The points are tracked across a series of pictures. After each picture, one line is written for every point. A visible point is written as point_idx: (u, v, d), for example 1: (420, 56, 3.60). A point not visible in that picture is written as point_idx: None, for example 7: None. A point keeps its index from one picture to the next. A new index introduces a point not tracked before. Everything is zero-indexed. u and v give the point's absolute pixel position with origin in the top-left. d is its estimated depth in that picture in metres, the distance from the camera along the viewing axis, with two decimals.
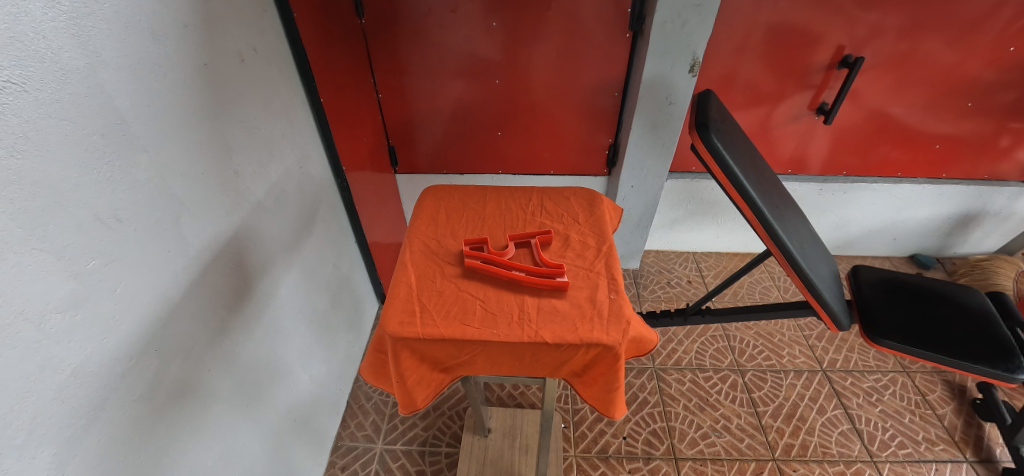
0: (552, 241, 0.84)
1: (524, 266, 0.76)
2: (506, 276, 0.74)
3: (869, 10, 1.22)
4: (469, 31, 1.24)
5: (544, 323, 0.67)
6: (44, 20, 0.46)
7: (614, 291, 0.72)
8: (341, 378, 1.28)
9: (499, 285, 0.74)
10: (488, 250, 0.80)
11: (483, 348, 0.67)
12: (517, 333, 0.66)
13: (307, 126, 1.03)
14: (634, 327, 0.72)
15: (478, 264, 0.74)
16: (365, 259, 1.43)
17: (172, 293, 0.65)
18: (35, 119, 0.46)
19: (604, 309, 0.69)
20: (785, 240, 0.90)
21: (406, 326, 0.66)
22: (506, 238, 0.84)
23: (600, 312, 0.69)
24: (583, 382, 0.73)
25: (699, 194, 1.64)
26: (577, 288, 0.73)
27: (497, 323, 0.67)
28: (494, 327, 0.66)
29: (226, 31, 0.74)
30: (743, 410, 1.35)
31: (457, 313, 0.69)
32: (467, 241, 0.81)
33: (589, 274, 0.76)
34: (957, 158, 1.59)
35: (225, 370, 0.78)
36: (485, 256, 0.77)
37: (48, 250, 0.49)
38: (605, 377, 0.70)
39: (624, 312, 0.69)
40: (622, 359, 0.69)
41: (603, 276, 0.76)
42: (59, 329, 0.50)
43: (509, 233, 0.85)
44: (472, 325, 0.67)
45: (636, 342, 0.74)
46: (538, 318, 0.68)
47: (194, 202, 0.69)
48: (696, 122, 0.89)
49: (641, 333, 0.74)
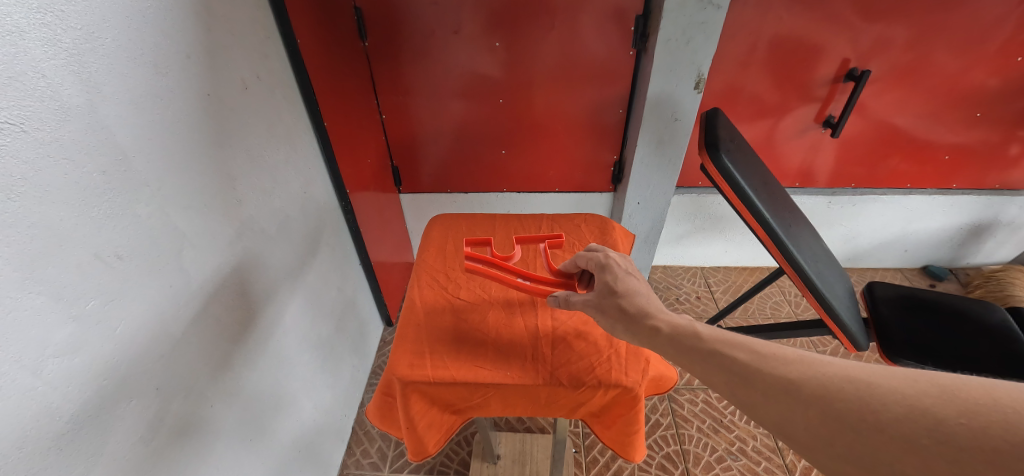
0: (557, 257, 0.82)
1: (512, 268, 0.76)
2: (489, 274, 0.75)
3: (873, 22, 1.21)
4: (472, 50, 1.24)
5: (561, 363, 0.68)
6: (44, 59, 0.46)
7: None
8: (346, 404, 1.26)
9: (511, 322, 0.75)
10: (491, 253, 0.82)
11: (497, 390, 0.67)
12: (533, 374, 0.66)
13: (310, 151, 1.02)
14: (653, 365, 0.72)
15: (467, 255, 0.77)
16: (370, 280, 1.41)
17: (173, 329, 0.64)
18: (33, 159, 0.45)
19: (622, 347, 0.70)
20: (799, 260, 0.88)
21: (416, 368, 0.67)
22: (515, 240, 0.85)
23: (618, 350, 0.69)
24: (601, 422, 0.72)
25: (706, 210, 1.62)
26: (593, 325, 0.74)
27: (512, 363, 0.68)
28: (508, 369, 0.67)
29: (228, 60, 0.73)
30: (760, 432, 1.31)
31: (469, 353, 0.69)
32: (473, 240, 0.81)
33: None
34: (967, 168, 1.57)
35: (227, 404, 0.76)
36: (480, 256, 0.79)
37: (46, 294, 0.47)
38: (624, 418, 0.69)
39: (644, 350, 0.69)
40: (641, 399, 0.69)
41: None
42: (57, 373, 0.48)
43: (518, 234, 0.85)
44: (485, 367, 0.67)
45: (656, 380, 0.74)
46: (554, 359, 0.68)
47: (197, 234, 0.67)
48: (706, 141, 0.88)
49: (661, 371, 0.75)
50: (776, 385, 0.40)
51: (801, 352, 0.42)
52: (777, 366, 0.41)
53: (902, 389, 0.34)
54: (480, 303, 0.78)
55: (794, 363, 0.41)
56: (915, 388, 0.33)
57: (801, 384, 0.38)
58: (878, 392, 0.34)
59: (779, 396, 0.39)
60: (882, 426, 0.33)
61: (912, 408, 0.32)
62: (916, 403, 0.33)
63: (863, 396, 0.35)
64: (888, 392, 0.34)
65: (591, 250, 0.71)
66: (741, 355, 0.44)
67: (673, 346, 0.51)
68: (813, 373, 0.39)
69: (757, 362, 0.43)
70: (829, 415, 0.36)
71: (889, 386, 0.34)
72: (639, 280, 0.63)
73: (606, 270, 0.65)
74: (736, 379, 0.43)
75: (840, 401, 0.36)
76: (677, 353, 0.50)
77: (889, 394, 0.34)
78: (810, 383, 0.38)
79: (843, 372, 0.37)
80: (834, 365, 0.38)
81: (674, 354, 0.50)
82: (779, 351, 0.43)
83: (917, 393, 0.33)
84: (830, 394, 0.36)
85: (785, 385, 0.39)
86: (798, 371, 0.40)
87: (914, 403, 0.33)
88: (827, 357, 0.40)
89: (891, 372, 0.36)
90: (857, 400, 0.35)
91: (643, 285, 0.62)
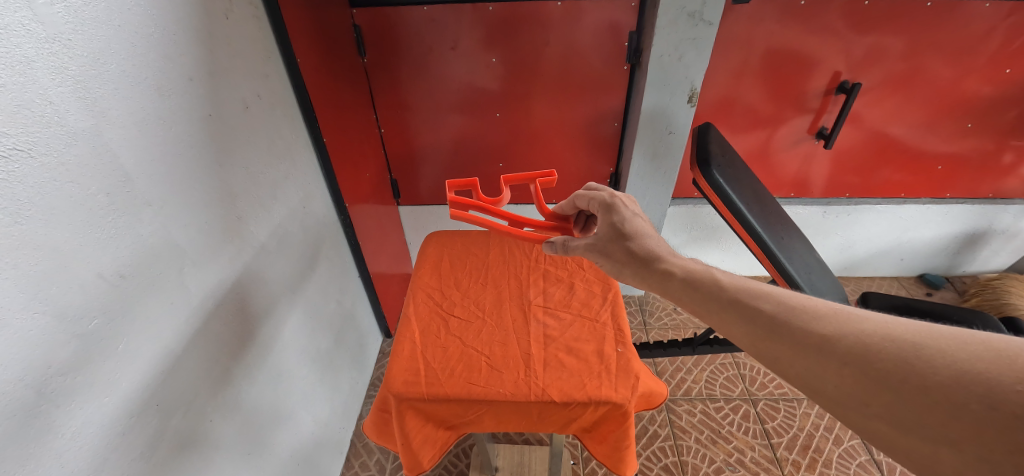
0: (537, 197, 0.88)
1: (493, 211, 0.85)
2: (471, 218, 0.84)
3: (863, 35, 1.23)
4: (470, 65, 1.26)
5: (552, 379, 0.71)
6: (52, 87, 0.47)
7: (621, 345, 0.76)
8: (345, 416, 1.26)
9: (503, 338, 0.79)
10: (478, 197, 0.91)
11: (490, 407, 0.70)
12: (524, 391, 0.69)
13: (310, 166, 1.04)
14: (644, 382, 0.74)
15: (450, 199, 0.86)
16: (369, 292, 1.42)
17: (174, 346, 0.65)
18: (39, 183, 0.46)
19: (612, 363, 0.73)
20: (789, 269, 0.94)
21: (411, 385, 0.70)
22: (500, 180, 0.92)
23: (608, 367, 0.72)
24: (593, 438, 0.75)
25: (703, 220, 1.64)
26: (585, 342, 0.77)
27: (504, 380, 0.71)
28: (501, 386, 0.70)
29: (229, 81, 0.75)
30: (758, 442, 1.32)
31: (462, 371, 0.72)
32: (463, 183, 0.87)
33: (595, 325, 0.81)
34: (960, 177, 1.59)
35: (227, 418, 0.76)
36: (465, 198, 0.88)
37: (51, 313, 0.48)
38: (615, 434, 0.72)
39: (632, 366, 0.72)
40: (630, 415, 0.71)
41: (609, 327, 0.80)
42: (60, 390, 0.50)
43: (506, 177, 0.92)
44: (478, 384, 0.70)
45: (647, 395, 0.76)
46: (545, 375, 0.72)
47: (198, 251, 0.69)
48: (697, 157, 0.98)
49: (652, 387, 0.77)
50: (810, 341, 0.45)
51: (839, 310, 0.46)
52: (812, 322, 0.46)
53: (953, 354, 0.37)
54: (474, 320, 0.82)
55: (830, 320, 0.45)
56: (967, 353, 0.37)
57: (838, 343, 0.43)
58: (924, 356, 0.38)
59: (812, 352, 0.44)
60: (926, 388, 0.37)
61: (961, 373, 0.36)
62: (967, 368, 0.36)
63: (908, 359, 0.39)
64: (935, 356, 0.38)
65: (593, 191, 0.81)
66: (769, 308, 0.50)
67: (690, 291, 0.59)
68: (851, 331, 0.43)
69: (787, 316, 0.48)
70: (868, 375, 0.40)
71: (937, 350, 0.38)
72: (644, 223, 0.73)
73: (614, 213, 0.74)
74: (763, 328, 0.49)
75: (882, 362, 0.40)
76: (700, 302, 0.57)
77: (937, 359, 0.37)
78: (847, 341, 0.43)
79: (886, 333, 0.41)
80: (877, 326, 0.42)
81: (697, 300, 0.58)
82: (813, 308, 0.48)
83: (969, 357, 0.36)
84: (871, 355, 0.41)
85: (819, 341, 0.44)
86: (835, 328, 0.44)
87: (964, 367, 0.36)
88: (867, 316, 0.44)
89: (939, 336, 0.39)
90: (903, 363, 0.39)
91: (649, 229, 0.72)
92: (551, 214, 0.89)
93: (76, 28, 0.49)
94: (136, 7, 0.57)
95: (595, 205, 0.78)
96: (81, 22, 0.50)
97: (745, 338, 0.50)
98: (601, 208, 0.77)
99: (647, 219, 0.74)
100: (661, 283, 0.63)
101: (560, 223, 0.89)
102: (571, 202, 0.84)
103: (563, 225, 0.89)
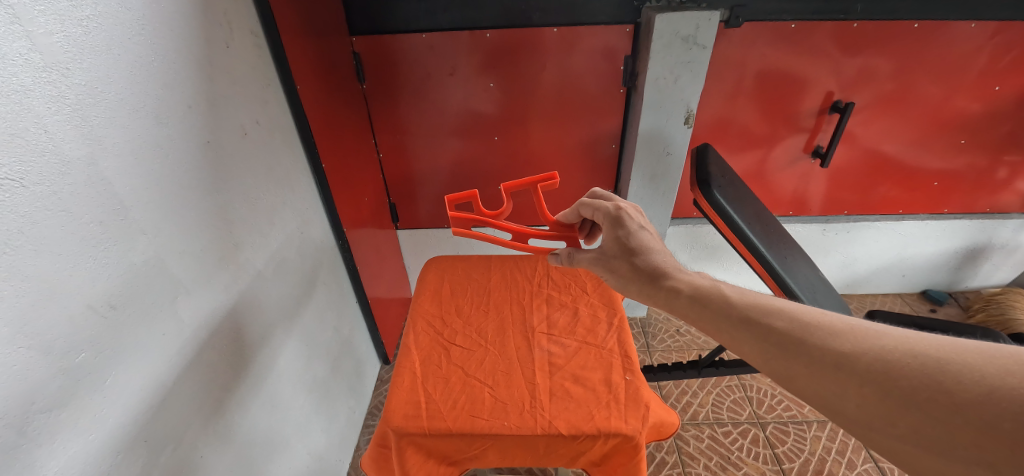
0: (539, 206, 0.85)
1: (495, 226, 0.84)
2: (472, 235, 0.84)
3: (853, 56, 1.26)
4: (469, 89, 1.27)
5: (558, 411, 0.69)
6: (47, 115, 0.47)
7: (629, 372, 0.74)
8: (341, 447, 1.22)
9: (507, 371, 0.76)
10: (479, 211, 0.90)
11: (494, 441, 0.67)
12: (529, 424, 0.67)
13: (309, 192, 1.04)
14: (655, 411, 0.72)
15: (451, 218, 0.86)
16: (367, 318, 1.39)
17: (164, 378, 0.62)
18: (31, 213, 0.45)
19: (621, 393, 0.71)
20: (795, 287, 0.94)
21: (411, 419, 0.68)
22: (500, 189, 0.90)
23: (617, 397, 0.70)
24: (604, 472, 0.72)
25: (703, 240, 1.64)
26: (592, 370, 0.75)
27: (508, 412, 0.69)
28: (505, 419, 0.68)
29: (228, 108, 0.75)
30: (768, 468, 1.28)
31: (466, 403, 0.70)
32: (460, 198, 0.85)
33: (602, 352, 0.79)
34: (957, 193, 1.60)
35: (221, 450, 0.74)
36: (466, 215, 0.87)
37: (36, 348, 0.46)
38: (626, 467, 0.69)
39: (642, 395, 0.70)
40: (642, 448, 0.68)
41: (616, 354, 0.78)
42: (41, 430, 0.47)
43: (510, 182, 0.89)
44: (481, 417, 0.68)
45: (658, 426, 0.74)
46: (551, 406, 0.69)
47: (193, 279, 0.67)
48: (698, 178, 0.98)
49: (662, 417, 0.75)
50: (826, 360, 0.44)
51: (854, 325, 0.45)
52: (827, 339, 0.45)
53: (980, 369, 0.36)
54: (476, 350, 0.81)
55: (846, 337, 0.44)
56: (996, 368, 0.35)
57: (857, 361, 0.42)
58: (950, 371, 0.37)
59: (830, 372, 0.43)
60: (956, 407, 0.35)
61: (992, 390, 0.34)
62: (999, 384, 0.34)
63: (933, 376, 0.37)
64: (961, 371, 0.36)
65: (599, 202, 0.80)
66: (782, 325, 0.49)
67: (699, 308, 0.58)
68: (870, 347, 0.42)
69: (801, 333, 0.47)
70: (891, 393, 0.39)
71: (964, 365, 0.36)
72: (650, 236, 0.72)
73: (620, 226, 0.73)
74: (778, 347, 0.48)
75: (905, 380, 0.38)
76: (710, 320, 0.56)
77: (965, 374, 0.36)
78: (867, 359, 0.41)
79: (908, 349, 0.40)
80: (897, 342, 0.41)
81: (706, 318, 0.57)
82: (828, 324, 0.46)
83: (998, 372, 0.35)
84: (893, 373, 0.39)
85: (835, 359, 0.43)
86: (852, 345, 0.43)
87: (995, 384, 0.34)
88: (885, 331, 0.43)
89: (963, 349, 0.38)
90: (929, 381, 0.37)
91: (655, 242, 0.71)
92: (553, 221, 0.87)
93: (75, 58, 0.49)
94: (135, 36, 0.57)
95: (600, 217, 0.76)
96: (81, 50, 0.50)
97: (758, 357, 0.49)
98: (606, 220, 0.75)
99: (653, 231, 0.73)
100: (670, 299, 0.62)
101: (565, 231, 0.89)
102: (575, 210, 0.83)
103: (568, 233, 0.89)
